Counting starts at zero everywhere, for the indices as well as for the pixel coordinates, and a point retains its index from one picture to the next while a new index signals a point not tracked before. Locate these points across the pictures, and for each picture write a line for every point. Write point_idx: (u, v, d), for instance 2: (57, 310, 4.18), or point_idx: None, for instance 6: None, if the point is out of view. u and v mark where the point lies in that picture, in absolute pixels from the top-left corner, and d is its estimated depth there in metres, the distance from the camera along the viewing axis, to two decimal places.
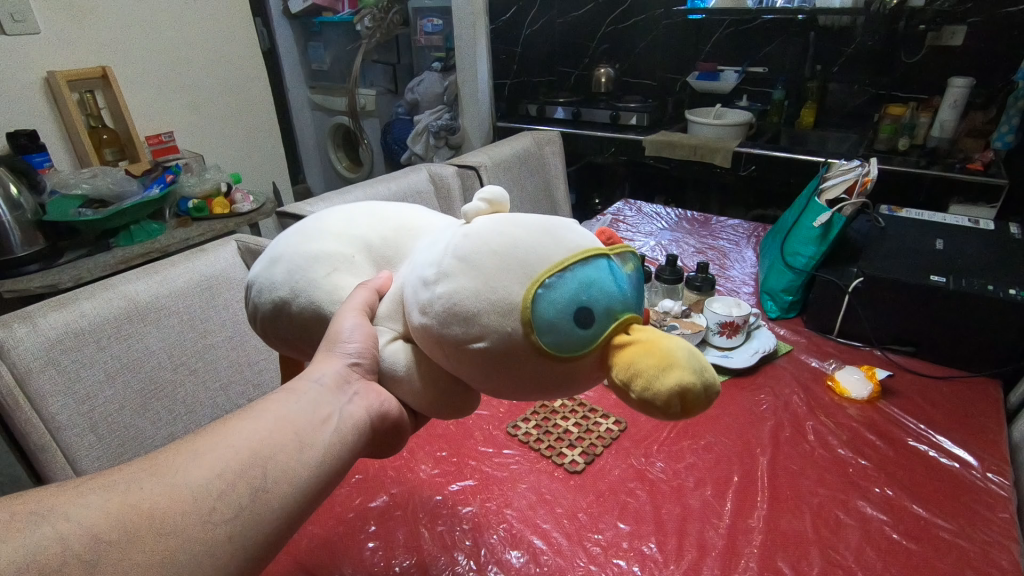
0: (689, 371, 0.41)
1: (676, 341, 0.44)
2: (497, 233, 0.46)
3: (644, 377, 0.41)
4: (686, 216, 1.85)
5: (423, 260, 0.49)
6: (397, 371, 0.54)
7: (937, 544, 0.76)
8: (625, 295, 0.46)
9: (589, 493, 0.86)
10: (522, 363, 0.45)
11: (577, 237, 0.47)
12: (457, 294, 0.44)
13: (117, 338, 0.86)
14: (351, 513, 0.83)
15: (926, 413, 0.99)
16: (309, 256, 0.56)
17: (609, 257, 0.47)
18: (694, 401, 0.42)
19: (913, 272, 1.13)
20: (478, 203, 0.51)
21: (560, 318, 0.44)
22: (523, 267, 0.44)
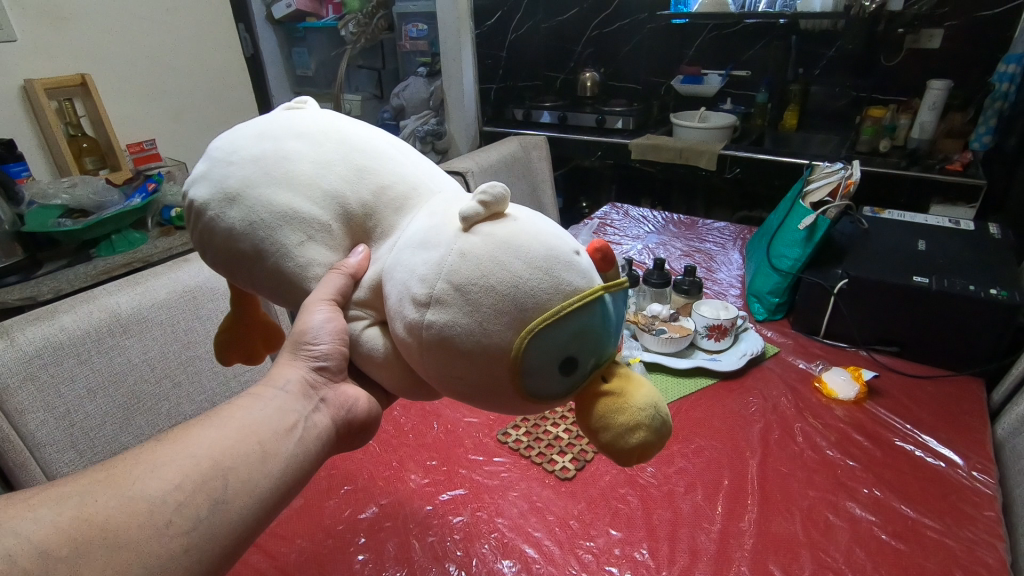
0: (653, 431, 0.47)
1: (645, 392, 0.49)
2: (497, 263, 0.44)
3: (614, 432, 0.46)
4: (672, 219, 1.86)
5: (413, 266, 0.47)
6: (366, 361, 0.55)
7: (925, 544, 0.77)
8: (610, 344, 0.48)
9: (580, 499, 0.85)
10: (498, 392, 0.47)
11: (579, 276, 0.45)
12: (448, 329, 0.44)
13: (98, 351, 0.84)
14: (340, 525, 0.82)
15: (911, 413, 1.00)
16: (276, 211, 0.51)
17: (607, 297, 0.46)
18: (649, 453, 0.48)
19: (896, 273, 1.14)
20: (477, 202, 0.46)
21: (546, 365, 0.45)
22: (521, 312, 0.43)
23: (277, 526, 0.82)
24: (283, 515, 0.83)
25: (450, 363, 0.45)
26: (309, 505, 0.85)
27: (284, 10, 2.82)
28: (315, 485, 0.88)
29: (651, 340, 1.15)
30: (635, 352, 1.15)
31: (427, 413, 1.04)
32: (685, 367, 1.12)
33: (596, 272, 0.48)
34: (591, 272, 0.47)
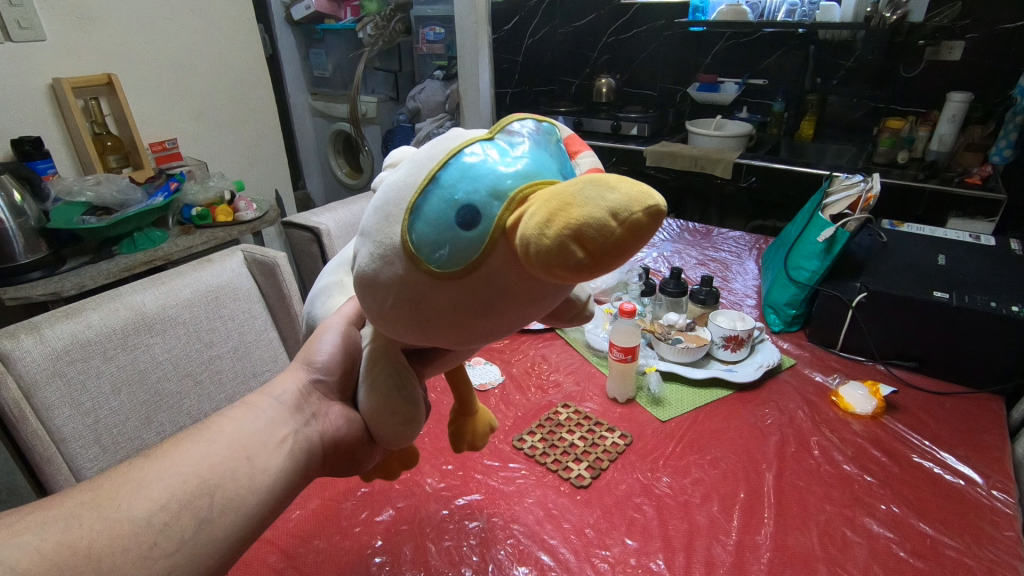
0: (580, 210, 0.36)
1: (563, 183, 0.38)
2: (381, 188, 0.45)
3: (528, 238, 0.36)
4: (687, 227, 1.86)
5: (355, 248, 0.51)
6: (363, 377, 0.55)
7: (944, 562, 0.76)
8: (510, 169, 0.41)
9: (596, 508, 0.85)
10: (437, 302, 0.41)
11: (451, 144, 0.44)
12: (358, 263, 0.44)
13: (123, 348, 0.86)
14: (356, 527, 0.83)
15: (929, 429, 1.00)
16: (314, 293, 0.65)
17: (480, 144, 0.43)
18: (594, 235, 0.35)
19: (916, 288, 1.13)
20: (383, 169, 0.51)
21: (443, 231, 0.40)
22: (396, 206, 0.42)
23: (295, 527, 0.83)
24: (301, 515, 0.84)
25: (378, 297, 0.43)
26: (326, 507, 0.86)
27: (304, 11, 2.85)
28: (332, 486, 0.89)
29: (667, 349, 1.15)
30: (650, 360, 1.15)
31: (442, 417, 1.04)
32: (702, 378, 1.12)
33: (478, 134, 0.45)
34: (468, 138, 0.45)
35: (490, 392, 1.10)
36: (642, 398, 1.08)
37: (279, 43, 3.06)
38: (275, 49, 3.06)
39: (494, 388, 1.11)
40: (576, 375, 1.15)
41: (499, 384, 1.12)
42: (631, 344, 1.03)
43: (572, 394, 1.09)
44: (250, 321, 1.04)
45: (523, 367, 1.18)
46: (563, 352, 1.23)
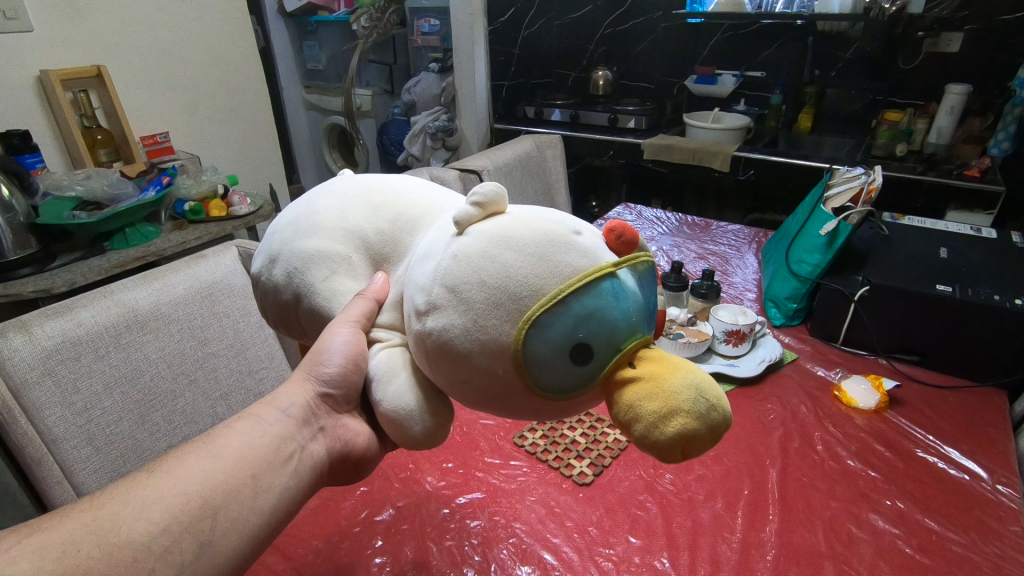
0: (696, 417, 0.40)
1: (685, 377, 0.42)
2: (486, 257, 0.42)
3: (644, 422, 0.40)
4: (686, 220, 1.85)
5: (417, 273, 0.46)
6: (387, 380, 0.49)
7: (951, 558, 0.75)
8: (631, 324, 0.43)
9: (599, 506, 0.84)
10: (515, 398, 0.44)
11: (581, 255, 0.43)
12: (448, 332, 0.42)
13: (116, 346, 0.84)
14: (356, 528, 0.81)
15: (933, 424, 0.99)
16: (304, 256, 0.51)
17: (614, 278, 0.43)
18: (695, 444, 0.41)
19: (919, 281, 1.12)
20: (471, 205, 0.45)
21: (555, 356, 0.42)
22: (514, 302, 0.41)
23: (293, 527, 0.81)
24: (299, 516, 0.83)
25: (458, 373, 0.43)
26: (325, 507, 0.84)
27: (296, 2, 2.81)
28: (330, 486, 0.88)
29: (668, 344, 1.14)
30: None
31: None
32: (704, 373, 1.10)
33: (602, 249, 0.45)
34: (596, 251, 0.44)
35: None
36: None
37: (272, 35, 3.02)
38: (268, 41, 3.02)
39: None
40: None
41: None
42: None
43: None
44: (245, 319, 1.02)
45: None
46: None
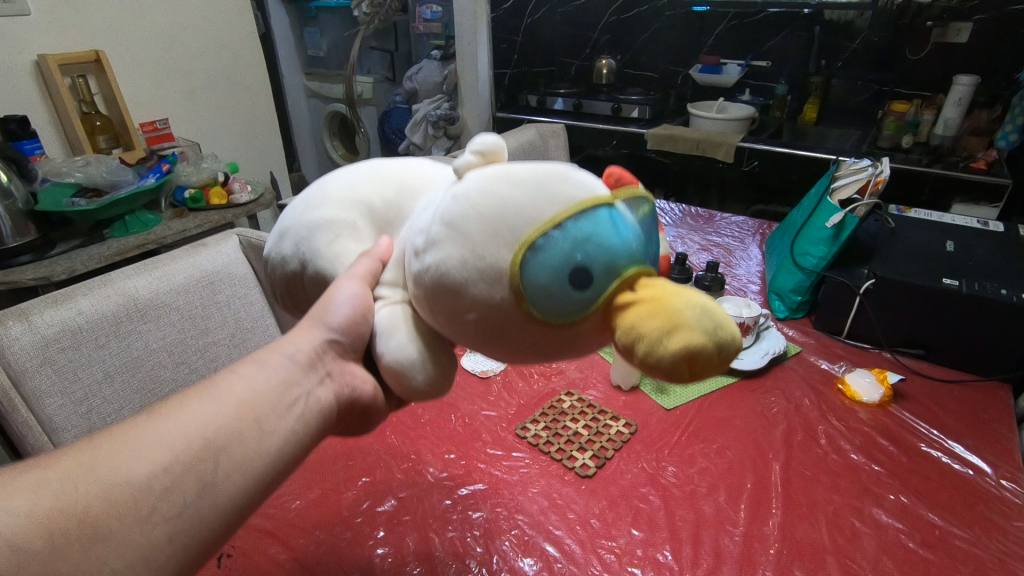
0: (699, 332, 0.37)
1: (687, 297, 0.39)
2: (485, 193, 0.41)
3: (646, 340, 0.38)
4: (690, 211, 1.84)
5: (418, 222, 0.45)
6: (390, 334, 0.48)
7: (954, 553, 0.75)
8: (632, 249, 0.41)
9: (601, 498, 0.84)
10: (514, 331, 0.42)
11: (577, 186, 0.42)
12: (445, 263, 0.40)
13: (116, 336, 0.84)
14: (358, 518, 0.81)
15: (937, 418, 0.98)
16: (311, 225, 0.52)
17: (612, 206, 0.42)
18: (703, 363, 0.38)
19: (925, 275, 1.11)
20: (470, 154, 0.46)
21: (554, 282, 0.39)
22: (510, 231, 0.40)
23: (295, 518, 0.81)
24: (300, 506, 0.83)
25: (457, 307, 0.42)
26: (327, 497, 0.84)
27: None
28: (332, 476, 0.88)
29: None
30: None
31: (444, 404, 1.03)
32: None
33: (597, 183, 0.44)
34: (593, 184, 0.43)
35: (492, 379, 1.09)
36: (647, 385, 1.07)
37: (272, 21, 2.99)
38: (268, 27, 2.99)
39: (496, 376, 1.10)
40: (579, 362, 1.13)
41: (501, 372, 1.11)
42: None
43: (576, 382, 1.08)
44: (246, 309, 1.02)
45: None
46: None
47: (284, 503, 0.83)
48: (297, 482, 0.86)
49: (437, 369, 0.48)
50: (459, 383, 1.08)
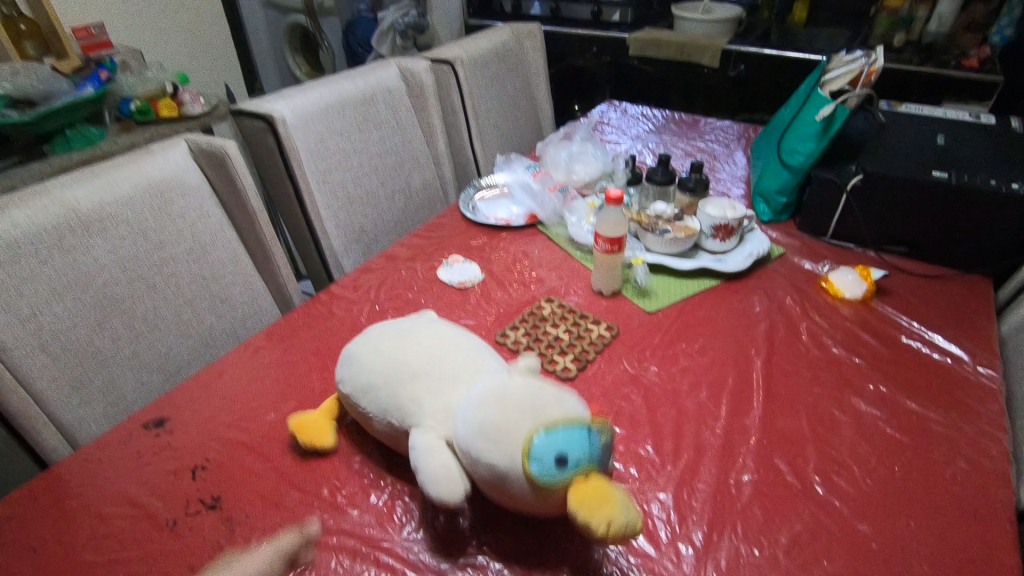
0: (620, 514, 0.54)
1: (615, 490, 0.56)
2: (513, 391, 0.59)
3: (582, 513, 0.54)
4: (673, 117, 1.76)
5: (476, 397, 0.62)
6: (438, 476, 0.59)
7: (930, 436, 0.76)
8: (594, 448, 0.56)
9: (583, 399, 0.83)
10: (515, 476, 0.57)
11: (575, 407, 0.59)
12: (488, 425, 0.58)
13: (59, 249, 0.78)
14: (336, 428, 0.79)
15: (918, 312, 0.98)
16: (396, 367, 0.68)
17: (589, 429, 0.57)
18: (613, 533, 0.54)
19: (915, 168, 1.07)
20: (522, 367, 0.69)
21: (544, 462, 0.55)
22: (534, 417, 0.57)
23: (271, 429, 0.79)
24: (276, 418, 0.80)
25: (488, 467, 0.57)
26: (303, 409, 0.82)
27: None
28: (308, 388, 0.85)
29: (654, 241, 1.09)
30: (637, 253, 1.10)
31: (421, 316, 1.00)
32: (689, 269, 1.08)
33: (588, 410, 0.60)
34: (586, 412, 0.60)
35: (470, 290, 1.05)
36: (628, 290, 1.04)
37: None
38: None
39: (474, 286, 1.06)
40: (559, 270, 1.10)
41: (480, 282, 1.07)
42: (618, 235, 0.96)
43: (556, 289, 1.05)
44: (203, 220, 0.95)
45: (504, 265, 1.12)
46: (545, 248, 1.17)
47: (259, 416, 0.81)
48: (272, 395, 0.84)
49: (464, 495, 0.59)
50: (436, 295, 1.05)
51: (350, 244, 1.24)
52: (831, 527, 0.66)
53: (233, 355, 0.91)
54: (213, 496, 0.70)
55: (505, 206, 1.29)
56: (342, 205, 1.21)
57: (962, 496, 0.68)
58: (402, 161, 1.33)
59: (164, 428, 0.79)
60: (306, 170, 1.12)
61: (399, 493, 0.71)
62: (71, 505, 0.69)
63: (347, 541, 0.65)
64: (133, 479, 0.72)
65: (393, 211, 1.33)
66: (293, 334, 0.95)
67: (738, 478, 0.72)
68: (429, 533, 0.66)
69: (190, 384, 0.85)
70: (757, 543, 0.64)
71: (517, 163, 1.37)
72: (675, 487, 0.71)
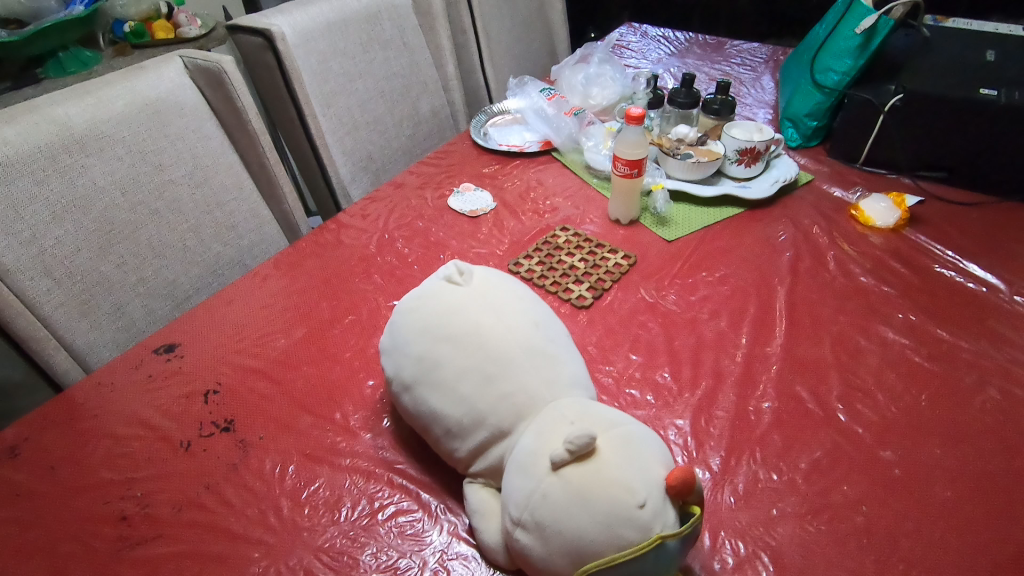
0: None
1: None
2: (564, 487, 0.47)
3: None
4: (697, 39, 1.65)
5: (516, 479, 0.50)
6: (487, 517, 0.54)
7: (959, 364, 0.73)
8: (664, 569, 0.47)
9: (598, 328, 0.81)
10: None
11: (633, 531, 0.45)
12: (530, 550, 0.48)
13: (55, 170, 0.75)
14: (348, 354, 0.78)
15: (953, 240, 0.93)
16: (432, 394, 0.57)
17: (661, 544, 0.45)
18: None
19: (962, 85, 0.98)
20: (565, 451, 0.47)
21: None
22: (579, 555, 0.46)
23: (282, 355, 0.78)
24: (287, 344, 0.79)
25: (529, 569, 0.50)
26: (313, 336, 0.81)
27: None
28: (318, 316, 0.84)
29: (676, 166, 1.04)
30: (657, 178, 1.05)
31: (432, 244, 0.97)
32: (712, 196, 1.03)
33: (664, 509, 0.46)
34: (651, 526, 0.45)
35: (482, 218, 1.02)
36: (647, 218, 1.00)
37: None
38: None
39: (487, 215, 1.02)
40: (575, 198, 1.06)
41: (492, 211, 1.03)
42: (638, 158, 0.91)
43: (571, 217, 1.01)
44: (203, 143, 0.91)
45: (517, 193, 1.08)
46: (560, 175, 1.12)
47: (269, 342, 0.80)
48: (282, 322, 0.83)
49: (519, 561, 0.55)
50: (447, 223, 1.01)
51: (357, 172, 1.19)
52: (853, 454, 0.64)
53: (240, 282, 0.89)
54: (226, 419, 0.70)
55: (518, 133, 1.23)
56: (348, 131, 1.16)
57: (990, 425, 0.66)
58: (409, 84, 1.27)
59: (174, 353, 0.78)
60: (307, 89, 1.06)
61: (411, 416, 0.70)
62: (86, 426, 0.69)
63: (360, 463, 0.65)
64: (147, 402, 0.72)
65: (402, 140, 1.28)
66: (302, 263, 0.93)
67: (758, 405, 0.70)
68: (441, 456, 0.66)
69: (198, 311, 0.84)
70: (776, 468, 0.63)
71: (531, 86, 1.26)
72: (692, 413, 0.69)
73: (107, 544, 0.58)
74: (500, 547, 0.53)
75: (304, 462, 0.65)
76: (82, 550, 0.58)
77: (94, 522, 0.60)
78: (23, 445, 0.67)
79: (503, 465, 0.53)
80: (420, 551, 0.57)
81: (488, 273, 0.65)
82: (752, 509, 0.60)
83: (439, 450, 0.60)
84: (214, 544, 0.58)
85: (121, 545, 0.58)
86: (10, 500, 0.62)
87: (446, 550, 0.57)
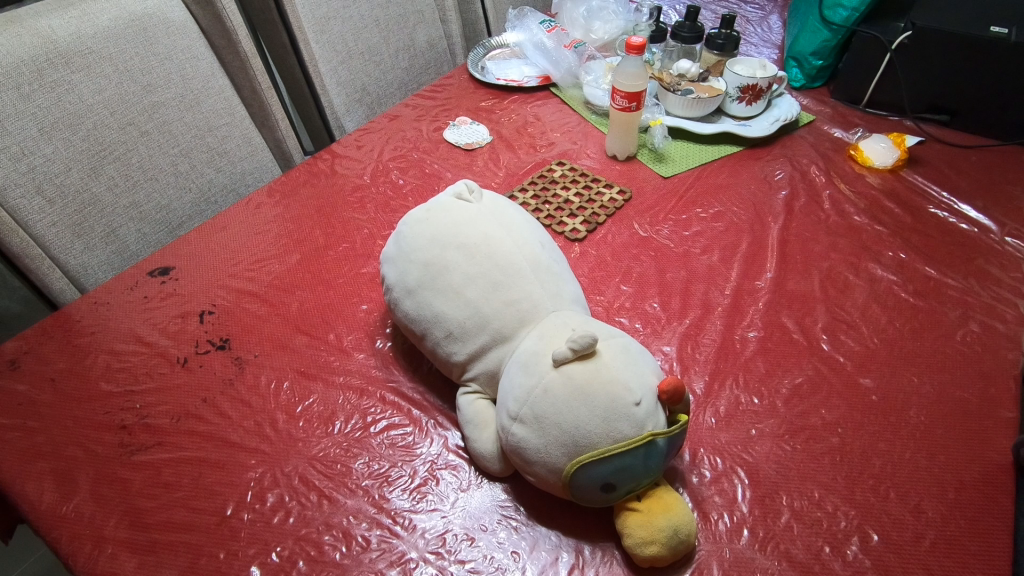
0: (664, 548, 0.48)
1: (675, 516, 0.49)
2: (565, 382, 0.49)
3: (632, 536, 0.49)
4: None
5: (517, 377, 0.52)
6: (481, 427, 0.56)
7: (945, 300, 0.74)
8: (649, 469, 0.49)
9: (590, 260, 0.82)
10: (553, 491, 0.52)
11: (630, 423, 0.48)
12: (525, 444, 0.50)
13: (41, 85, 0.74)
14: (341, 280, 0.79)
15: (950, 181, 0.92)
16: (436, 298, 0.59)
17: (651, 441, 0.48)
18: (660, 562, 0.49)
19: (972, 23, 0.94)
20: (568, 348, 0.49)
21: (589, 488, 0.49)
22: (574, 448, 0.48)
23: (276, 279, 0.79)
24: (281, 270, 0.80)
25: (521, 466, 0.52)
26: (308, 261, 0.81)
27: None
28: (312, 242, 0.84)
29: (675, 102, 1.02)
30: (656, 115, 1.03)
31: (427, 176, 0.96)
32: (711, 134, 1.01)
33: (656, 412, 0.49)
34: (646, 424, 0.48)
35: (477, 151, 1.01)
36: (644, 154, 0.99)
37: None
38: None
39: (482, 148, 1.01)
40: (572, 134, 1.04)
41: (488, 144, 1.02)
42: (637, 90, 0.89)
43: (568, 152, 1.00)
44: (193, 64, 0.90)
45: (513, 127, 1.06)
46: (558, 111, 1.10)
47: (264, 266, 0.80)
48: (276, 248, 0.83)
49: (506, 470, 0.56)
50: (442, 155, 1.00)
51: (352, 103, 1.18)
52: (834, 381, 0.66)
53: (234, 208, 0.89)
54: (221, 338, 0.71)
55: (517, 67, 1.20)
56: (343, 59, 1.13)
57: (967, 356, 0.68)
58: (406, 14, 1.23)
59: (170, 276, 0.78)
60: (301, 15, 1.03)
61: (403, 338, 0.71)
62: (84, 341, 0.70)
63: (353, 380, 0.67)
64: (142, 320, 0.73)
65: (397, 73, 1.25)
66: (295, 191, 0.92)
67: (744, 334, 0.71)
68: (433, 375, 0.67)
69: (193, 234, 0.84)
70: (758, 393, 0.65)
71: (530, 19, 1.22)
72: (679, 341, 0.71)
73: (108, 450, 0.60)
74: (492, 449, 0.55)
75: (299, 378, 0.67)
76: (84, 454, 0.60)
77: (95, 429, 0.62)
78: (22, 358, 0.68)
79: (503, 370, 0.55)
80: (411, 461, 0.59)
81: (496, 197, 0.67)
82: (732, 429, 0.62)
83: (436, 359, 0.62)
84: (211, 451, 0.60)
85: (122, 450, 0.60)
86: (13, 408, 0.64)
87: (437, 460, 0.59)
